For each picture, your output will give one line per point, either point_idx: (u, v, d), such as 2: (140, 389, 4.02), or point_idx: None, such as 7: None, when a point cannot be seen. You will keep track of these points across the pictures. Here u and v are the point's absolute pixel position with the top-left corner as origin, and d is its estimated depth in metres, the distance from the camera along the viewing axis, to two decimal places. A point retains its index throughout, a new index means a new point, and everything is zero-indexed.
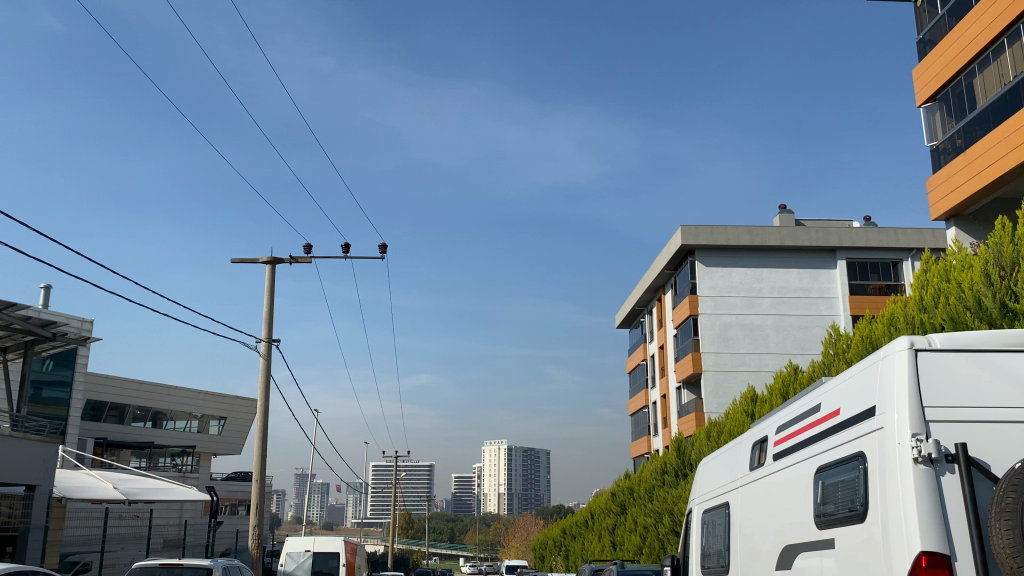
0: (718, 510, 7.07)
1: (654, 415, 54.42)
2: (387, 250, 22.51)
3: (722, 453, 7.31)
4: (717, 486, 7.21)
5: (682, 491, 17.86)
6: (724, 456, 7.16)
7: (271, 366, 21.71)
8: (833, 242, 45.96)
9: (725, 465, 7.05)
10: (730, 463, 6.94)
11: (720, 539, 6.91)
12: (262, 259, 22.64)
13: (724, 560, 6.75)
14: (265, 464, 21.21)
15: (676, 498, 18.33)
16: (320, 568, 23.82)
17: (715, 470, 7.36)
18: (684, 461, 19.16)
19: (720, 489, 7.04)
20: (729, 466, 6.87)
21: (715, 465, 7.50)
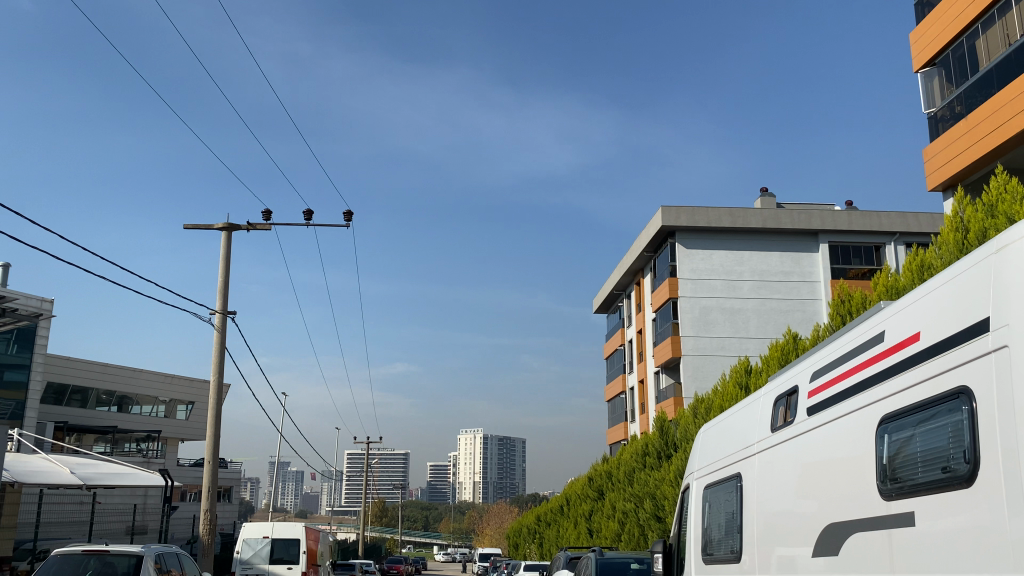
0: (722, 484, 5.82)
1: (632, 401, 53.47)
2: (352, 217, 21.05)
3: (726, 418, 6.08)
4: (721, 457, 5.97)
5: (665, 475, 16.59)
6: (729, 420, 5.91)
7: (225, 339, 20.26)
8: (816, 224, 44.98)
9: (732, 429, 5.81)
10: (738, 427, 5.69)
11: (726, 522, 5.66)
12: (217, 225, 21.12)
13: (730, 547, 5.50)
14: (219, 446, 19.77)
15: (659, 482, 17.09)
16: (280, 556, 22.41)
17: (719, 438, 6.13)
18: (668, 442, 17.93)
19: (726, 460, 5.79)
20: (738, 432, 5.63)
21: (715, 433, 6.28)
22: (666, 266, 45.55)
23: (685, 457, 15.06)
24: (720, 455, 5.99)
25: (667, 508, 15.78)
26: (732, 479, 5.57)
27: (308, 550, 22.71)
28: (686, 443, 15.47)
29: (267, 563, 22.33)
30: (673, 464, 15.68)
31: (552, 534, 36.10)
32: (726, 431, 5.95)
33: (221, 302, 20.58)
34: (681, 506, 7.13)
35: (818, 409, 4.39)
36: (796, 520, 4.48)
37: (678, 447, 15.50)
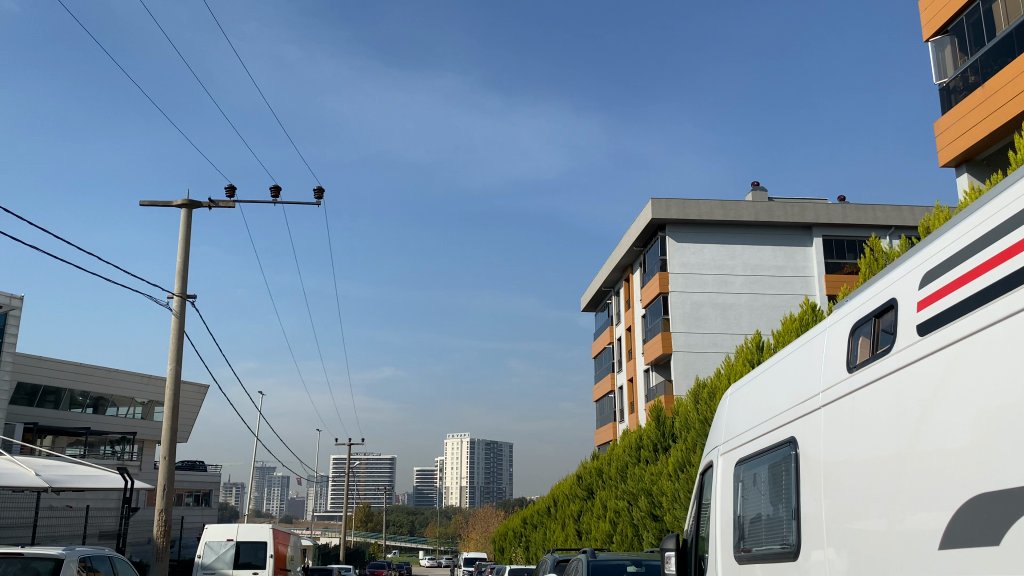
0: (766, 454, 4.41)
1: (621, 400, 52.10)
2: (321, 193, 19.52)
3: (763, 371, 4.72)
4: (760, 421, 4.58)
5: (662, 468, 15.13)
6: (774, 369, 4.50)
7: (184, 323, 18.69)
8: (810, 218, 43.68)
9: (775, 383, 4.45)
10: (788, 375, 4.29)
11: (775, 505, 4.22)
12: (176, 202, 19.54)
13: (782, 539, 4.08)
14: (176, 439, 18.16)
15: (656, 477, 15.67)
16: (246, 560, 20.79)
17: (754, 399, 4.77)
18: (666, 433, 16.45)
19: (769, 422, 4.41)
20: (785, 384, 4.28)
21: (749, 393, 4.90)
22: (656, 260, 44.22)
23: (685, 450, 13.56)
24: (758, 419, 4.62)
25: (665, 505, 14.31)
26: (780, 445, 4.21)
27: (275, 554, 21.14)
28: (686, 432, 14.00)
29: (231, 568, 20.66)
30: (671, 456, 14.23)
31: (538, 536, 34.59)
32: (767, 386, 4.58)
33: (180, 285, 19.02)
34: (698, 492, 5.71)
35: (937, 324, 3.05)
36: (894, 489, 3.13)
37: (679, 438, 14.01)
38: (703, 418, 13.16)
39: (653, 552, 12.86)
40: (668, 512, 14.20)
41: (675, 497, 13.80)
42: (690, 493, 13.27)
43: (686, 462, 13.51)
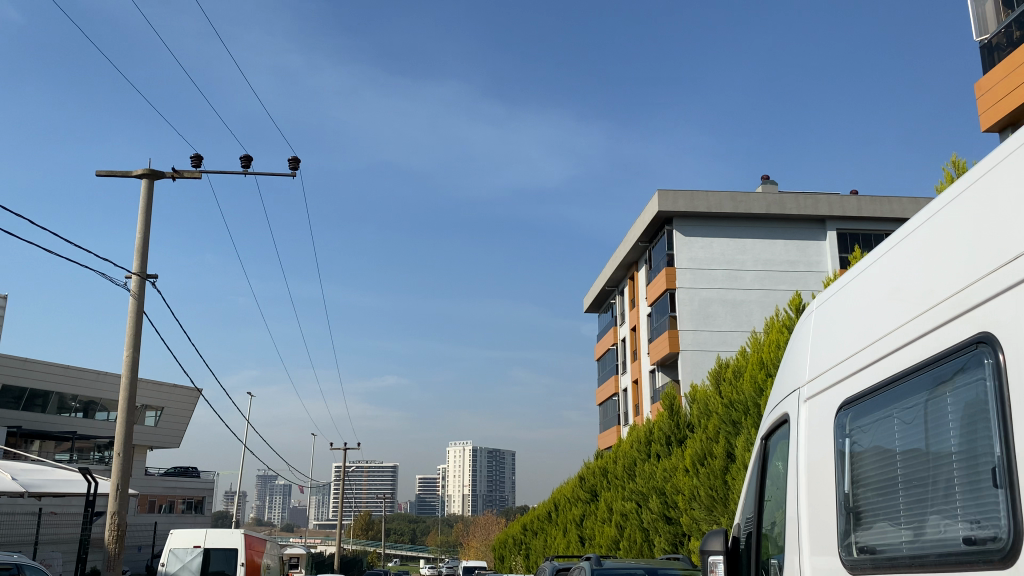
0: (918, 376, 2.58)
1: (625, 403, 50.23)
2: (296, 164, 17.81)
3: (902, 249, 2.91)
4: (900, 325, 2.76)
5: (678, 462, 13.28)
6: (939, 238, 2.67)
7: (144, 304, 16.82)
8: (823, 210, 41.78)
9: (941, 256, 2.64)
10: (975, 233, 2.46)
11: (947, 462, 2.40)
12: (136, 172, 17.67)
13: (970, 517, 2.24)
14: (132, 434, 16.23)
15: (670, 473, 13.79)
16: (217, 569, 18.90)
17: (883, 298, 2.95)
18: (681, 424, 14.54)
19: (926, 319, 2.61)
20: (973, 244, 2.47)
21: (870, 290, 3.09)
22: (662, 255, 42.28)
23: (706, 440, 11.73)
24: (894, 321, 2.82)
25: (681, 504, 12.50)
26: (957, 349, 2.40)
27: (247, 562, 19.30)
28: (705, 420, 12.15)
29: None
30: (687, 449, 12.43)
31: (538, 544, 32.66)
32: (920, 264, 2.76)
33: (139, 264, 17.17)
34: (758, 461, 3.86)
35: None
36: None
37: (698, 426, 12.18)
38: (727, 401, 11.33)
39: (672, 559, 11.03)
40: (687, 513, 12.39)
41: (693, 495, 11.96)
42: (713, 491, 11.44)
43: (708, 453, 11.69)
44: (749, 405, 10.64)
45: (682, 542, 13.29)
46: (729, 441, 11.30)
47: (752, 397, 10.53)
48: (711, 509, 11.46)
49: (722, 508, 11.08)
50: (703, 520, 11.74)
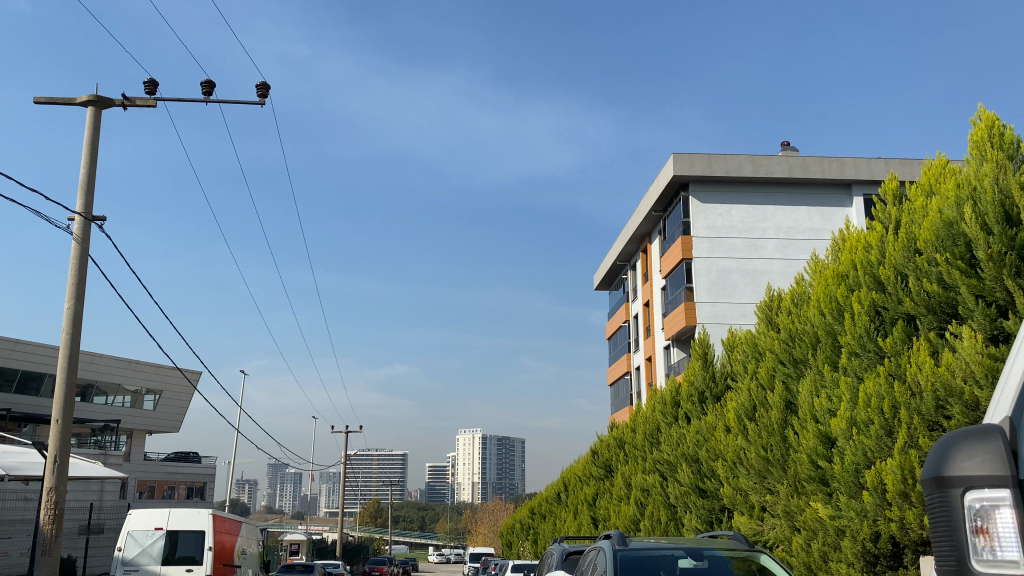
0: None
1: (638, 381, 47.94)
2: (264, 91, 15.58)
3: None
4: None
5: (720, 422, 12.87)
6: None
7: (88, 248, 14.52)
8: (850, 173, 39.19)
9: None
10: None
11: None
12: (78, 98, 15.27)
13: None
14: (73, 398, 13.92)
15: (709, 433, 13.07)
16: (184, 554, 16.64)
17: None
18: (716, 378, 14.06)
19: None
20: None
21: None
22: (678, 223, 39.73)
23: (757, 390, 12.09)
24: None
25: (721, 469, 12.58)
26: None
27: (216, 547, 17.04)
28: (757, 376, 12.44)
29: (159, 564, 16.45)
30: (731, 405, 12.66)
31: (547, 527, 30.45)
32: None
33: (82, 202, 14.82)
34: None
35: None
36: None
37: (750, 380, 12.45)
38: (787, 339, 11.82)
39: (714, 537, 8.42)
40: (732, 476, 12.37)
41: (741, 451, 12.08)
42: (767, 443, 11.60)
43: (763, 406, 12.01)
44: (819, 328, 11.18)
45: (721, 515, 12.71)
46: (785, 382, 11.80)
47: (827, 321, 11.03)
48: (761, 469, 11.59)
49: (781, 466, 11.20)
50: (753, 485, 11.80)
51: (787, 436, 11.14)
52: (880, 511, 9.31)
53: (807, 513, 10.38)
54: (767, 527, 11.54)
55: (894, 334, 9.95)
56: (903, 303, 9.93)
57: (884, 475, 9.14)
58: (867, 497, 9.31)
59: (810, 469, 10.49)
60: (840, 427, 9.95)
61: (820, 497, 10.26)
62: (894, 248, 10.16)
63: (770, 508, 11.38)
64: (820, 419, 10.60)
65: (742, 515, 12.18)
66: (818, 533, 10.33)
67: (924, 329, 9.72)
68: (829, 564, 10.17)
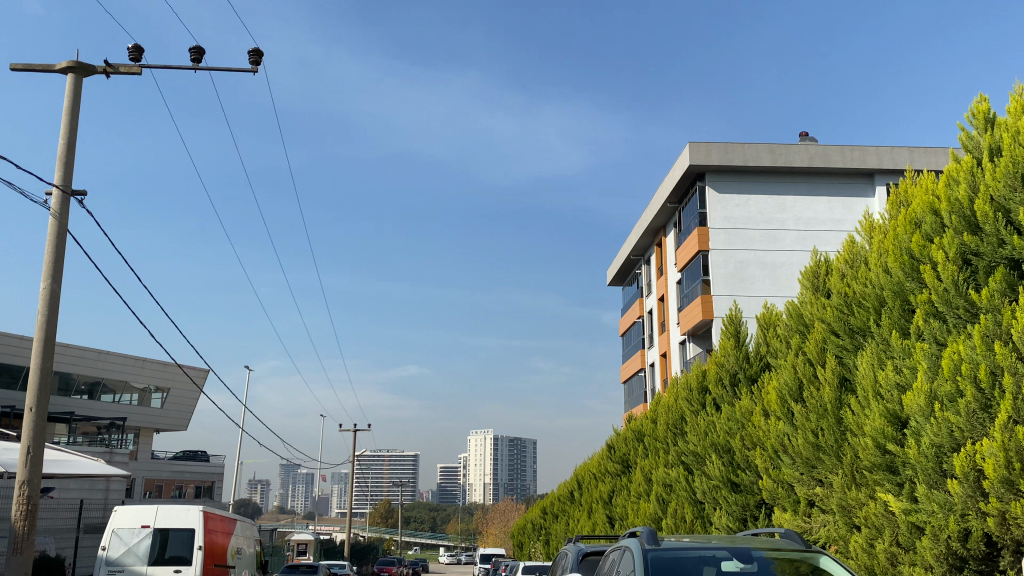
0: None
1: (653, 378, 46.80)
2: (256, 60, 14.56)
3: None
4: None
5: (757, 404, 12.59)
6: None
7: (65, 225, 13.51)
8: (872, 162, 37.84)
9: None
10: None
11: None
12: (58, 66, 14.22)
13: None
14: (48, 385, 12.89)
15: (746, 417, 12.75)
16: (174, 554, 15.59)
17: None
18: (749, 359, 13.90)
19: None
20: None
21: None
22: (694, 214, 38.45)
23: (804, 365, 11.68)
24: None
25: (760, 456, 12.10)
26: None
27: (207, 546, 15.98)
28: (808, 357, 11.76)
29: (146, 565, 15.41)
30: (771, 385, 12.32)
31: (560, 527, 29.25)
32: None
33: (60, 174, 13.80)
34: None
35: None
36: None
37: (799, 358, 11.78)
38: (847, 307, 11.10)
39: (760, 536, 7.12)
40: (775, 466, 11.80)
41: (788, 438, 11.44)
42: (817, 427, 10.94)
43: (812, 387, 11.36)
44: (887, 289, 10.28)
45: (756, 513, 12.45)
46: (839, 357, 11.15)
47: (893, 280, 10.17)
48: (810, 457, 10.93)
49: (834, 454, 10.46)
50: (798, 477, 11.25)
51: (845, 419, 10.34)
52: (972, 505, 8.22)
53: (872, 506, 9.50)
54: (818, 525, 10.96)
55: (991, 286, 8.78)
56: (1006, 245, 8.84)
57: (980, 459, 8.00)
58: (953, 487, 8.22)
59: (874, 454, 9.48)
60: (916, 404, 8.85)
61: (892, 488, 9.26)
62: (994, 177, 9.00)
63: (821, 502, 10.77)
64: (881, 396, 9.67)
65: (788, 511, 11.61)
66: (883, 530, 9.40)
67: (1015, 291, 8.68)
68: (896, 566, 9.23)
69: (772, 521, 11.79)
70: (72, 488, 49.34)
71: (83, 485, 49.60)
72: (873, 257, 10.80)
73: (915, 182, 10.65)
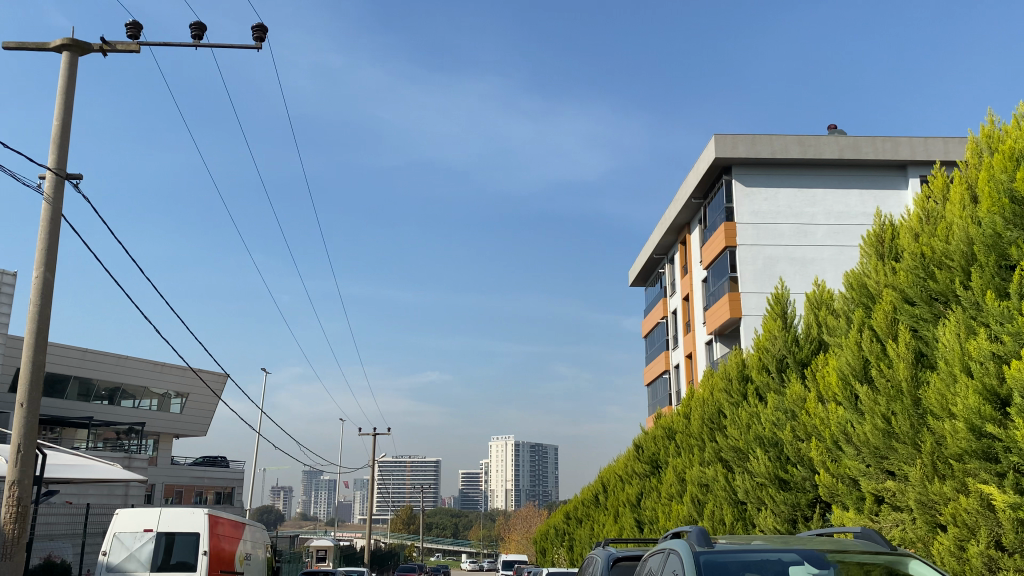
0: None
1: (678, 380, 45.65)
2: (260, 36, 13.78)
3: None
4: None
5: (811, 392, 12.03)
6: None
7: (59, 210, 12.77)
8: (905, 153, 36.53)
9: None
10: None
11: None
12: (52, 44, 13.49)
13: None
14: (41, 379, 12.12)
15: (799, 404, 12.20)
16: (179, 560, 14.75)
17: None
18: (799, 342, 13.22)
19: None
20: None
21: None
22: (719, 209, 37.35)
23: (864, 344, 10.95)
24: None
25: (817, 446, 11.49)
26: None
27: (213, 551, 15.13)
28: (877, 333, 10.86)
29: (150, 571, 14.62)
30: (830, 364, 11.67)
31: (584, 533, 28.23)
32: None
33: (54, 157, 13.07)
34: None
35: None
36: None
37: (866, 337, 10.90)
38: (924, 268, 10.17)
39: (832, 535, 6.06)
40: (838, 459, 11.07)
41: (853, 426, 10.63)
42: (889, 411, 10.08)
43: (880, 365, 10.51)
44: (976, 240, 9.34)
45: (807, 514, 11.93)
46: (913, 329, 10.32)
47: (976, 229, 9.33)
48: (879, 446, 10.12)
49: (912, 442, 9.56)
50: (865, 470, 10.43)
51: (924, 400, 9.51)
52: None
53: (965, 501, 8.58)
54: (886, 525, 10.08)
55: None
56: None
57: None
58: None
59: (968, 439, 8.44)
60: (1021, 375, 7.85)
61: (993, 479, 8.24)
62: None
63: (892, 499, 9.98)
64: (971, 371, 8.67)
65: (851, 509, 10.84)
66: (979, 531, 8.48)
67: None
68: (995, 571, 8.32)
69: (833, 519, 11.00)
70: (90, 493, 48.76)
71: (101, 491, 49.03)
72: (956, 209, 9.85)
73: (1007, 126, 9.74)
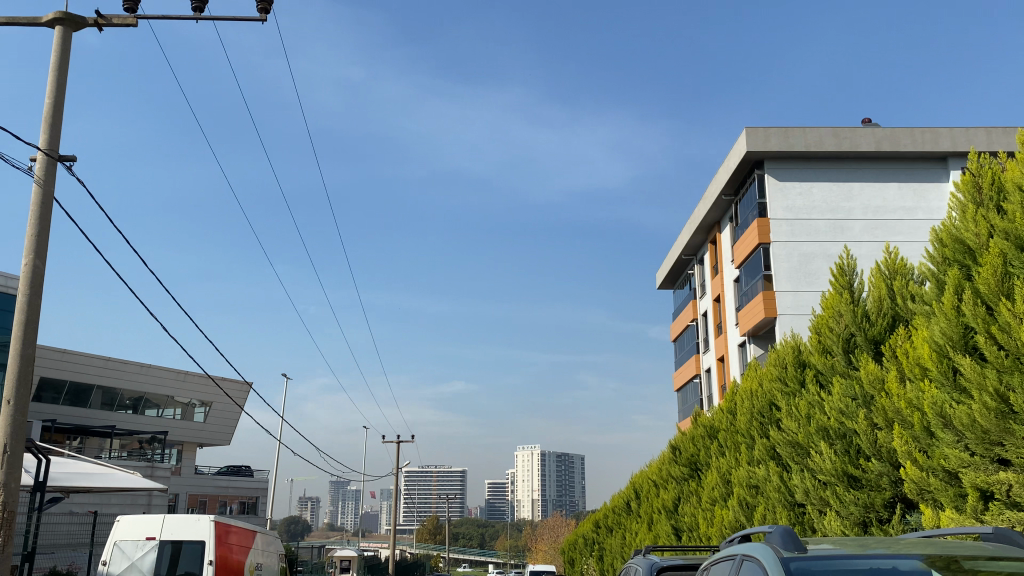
0: None
1: (709, 384, 44.26)
2: (263, 8, 12.86)
3: None
4: None
5: (891, 379, 11.13)
6: None
7: (49, 193, 11.92)
8: (945, 144, 34.99)
9: None
10: None
11: None
12: (44, 19, 12.66)
13: None
14: (29, 374, 11.22)
15: (877, 386, 11.39)
16: (183, 570, 13.80)
17: None
18: (869, 318, 12.52)
19: None
20: None
21: None
22: (752, 205, 35.99)
23: (955, 313, 9.94)
24: None
25: (900, 432, 10.54)
26: None
27: (221, 560, 14.14)
28: (980, 295, 9.64)
29: None
30: (915, 342, 10.76)
31: (615, 542, 26.91)
32: None
33: (46, 138, 12.24)
34: None
35: None
36: None
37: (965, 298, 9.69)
38: None
39: (960, 536, 4.88)
40: (931, 450, 9.97)
41: (953, 407, 9.53)
42: (1004, 384, 8.94)
43: (987, 330, 9.39)
44: None
45: (878, 515, 11.18)
46: None
47: None
48: (990, 431, 8.94)
49: None
50: (968, 461, 9.28)
51: None
52: None
53: None
54: (997, 520, 8.94)
55: None
56: None
57: None
58: None
59: None
60: None
61: None
62: None
63: (1008, 494, 8.81)
64: None
65: (950, 508, 9.70)
66: None
67: None
68: None
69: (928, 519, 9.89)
70: (113, 502, 48.18)
71: (123, 500, 48.50)
72: None
73: None
